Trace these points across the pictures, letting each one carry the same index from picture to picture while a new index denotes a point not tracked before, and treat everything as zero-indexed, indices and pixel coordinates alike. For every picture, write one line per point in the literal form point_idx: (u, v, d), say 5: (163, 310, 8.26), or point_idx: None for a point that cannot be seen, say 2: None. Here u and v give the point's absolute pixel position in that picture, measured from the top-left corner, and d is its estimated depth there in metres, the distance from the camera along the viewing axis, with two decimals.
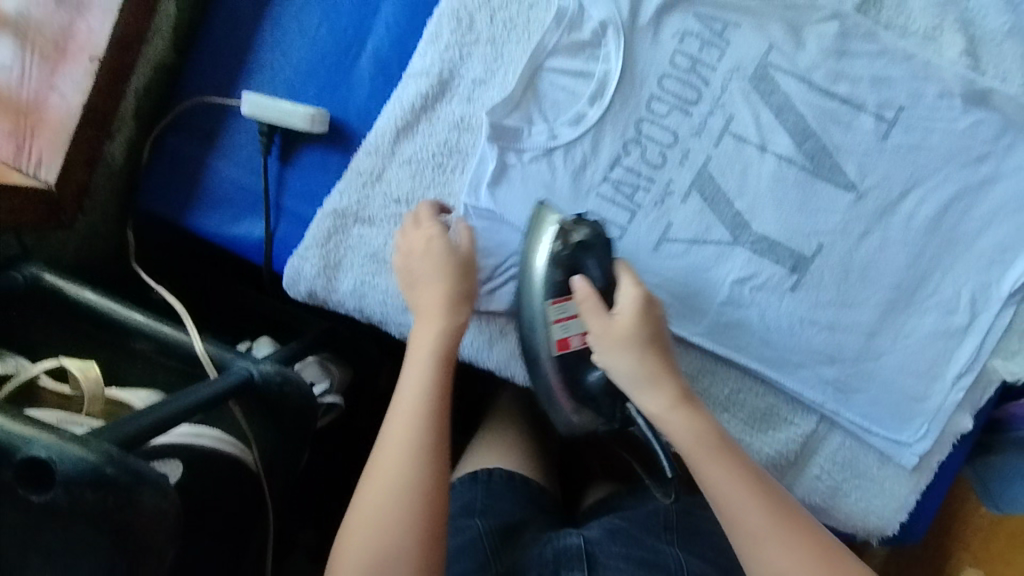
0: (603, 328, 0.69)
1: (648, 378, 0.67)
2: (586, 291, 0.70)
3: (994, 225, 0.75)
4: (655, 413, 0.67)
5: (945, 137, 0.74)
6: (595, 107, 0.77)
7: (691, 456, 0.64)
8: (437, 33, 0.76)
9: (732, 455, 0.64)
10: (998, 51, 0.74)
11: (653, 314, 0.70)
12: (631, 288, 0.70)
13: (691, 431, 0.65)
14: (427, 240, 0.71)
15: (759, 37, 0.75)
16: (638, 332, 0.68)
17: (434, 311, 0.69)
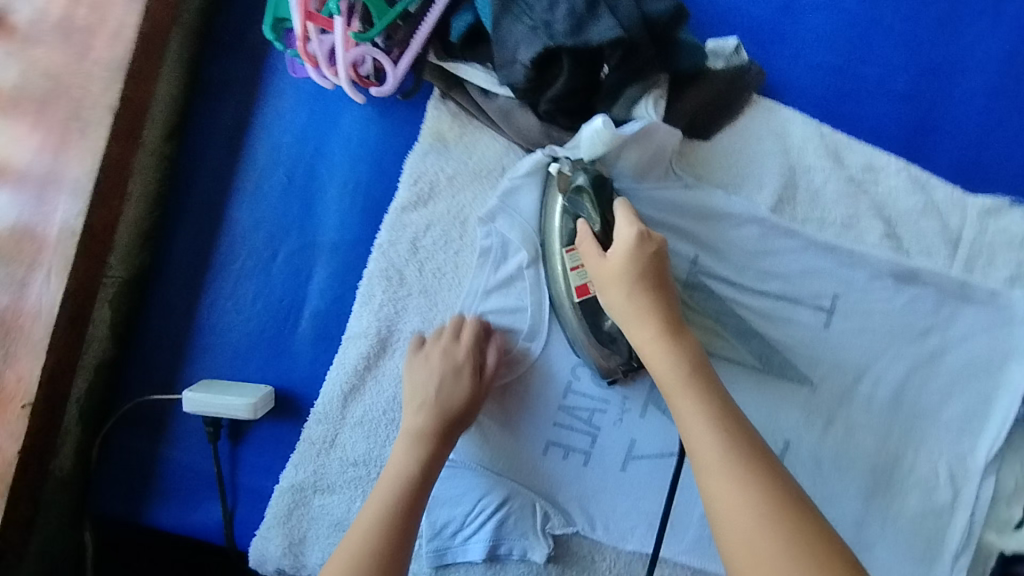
0: (600, 273, 0.68)
1: (637, 313, 0.65)
2: (584, 240, 0.69)
3: (954, 395, 0.75)
4: (640, 346, 0.65)
5: (885, 318, 0.75)
6: (536, 341, 0.76)
7: (653, 355, 0.64)
8: (370, 293, 0.77)
9: (711, 395, 0.61)
10: (917, 228, 0.75)
11: (648, 256, 0.66)
12: (627, 221, 0.68)
13: (672, 367, 0.63)
14: (453, 371, 0.71)
15: (685, 249, 0.76)
16: (623, 270, 0.66)
17: (432, 432, 0.70)
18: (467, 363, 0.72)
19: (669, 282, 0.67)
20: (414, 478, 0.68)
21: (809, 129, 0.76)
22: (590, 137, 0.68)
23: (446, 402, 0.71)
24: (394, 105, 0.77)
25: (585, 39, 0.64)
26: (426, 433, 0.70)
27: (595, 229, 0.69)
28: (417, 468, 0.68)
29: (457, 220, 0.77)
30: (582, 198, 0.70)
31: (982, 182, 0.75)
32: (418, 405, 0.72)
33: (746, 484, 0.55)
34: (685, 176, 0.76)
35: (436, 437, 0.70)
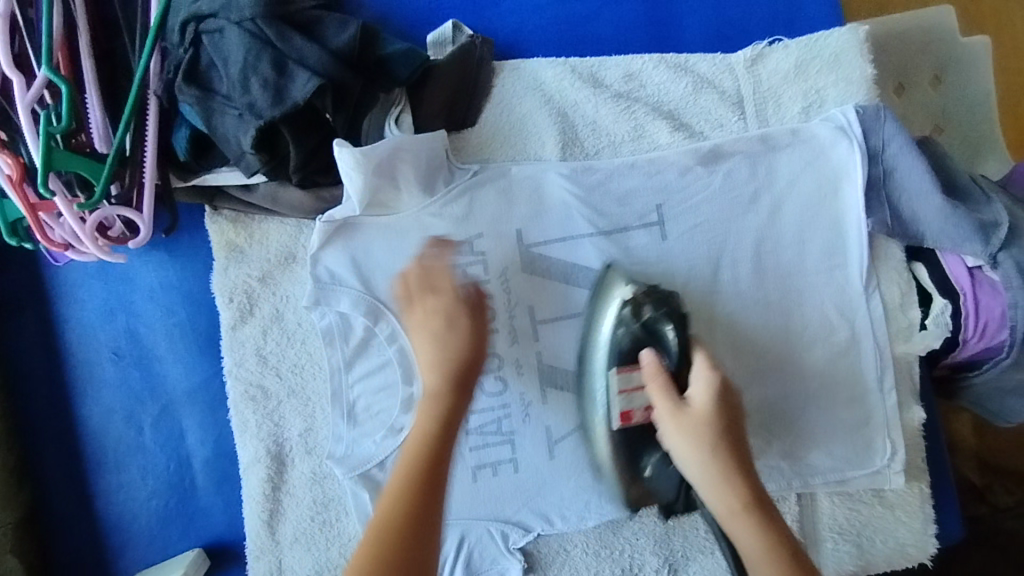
0: (678, 423, 0.61)
1: (719, 477, 0.58)
2: (652, 368, 0.65)
3: (809, 239, 0.74)
4: (699, 479, 0.59)
5: (712, 203, 0.75)
6: (415, 383, 0.76)
7: (729, 512, 0.57)
8: (243, 420, 0.76)
9: (776, 528, 0.56)
10: (699, 107, 0.75)
11: (728, 408, 0.62)
12: (706, 375, 0.62)
13: (757, 537, 0.56)
14: (445, 326, 0.63)
15: (505, 234, 0.75)
16: (706, 429, 0.60)
17: (443, 384, 0.61)
18: (463, 307, 0.64)
19: (745, 443, 0.61)
20: (438, 431, 0.58)
21: (558, 68, 0.75)
22: (347, 173, 0.67)
23: (452, 348, 0.62)
24: (175, 240, 0.76)
25: (289, 103, 0.63)
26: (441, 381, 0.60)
27: (667, 363, 0.65)
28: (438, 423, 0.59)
29: (288, 311, 0.76)
30: (666, 334, 0.67)
31: (739, 38, 0.75)
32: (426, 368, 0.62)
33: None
34: (472, 164, 0.75)
35: (450, 391, 0.60)
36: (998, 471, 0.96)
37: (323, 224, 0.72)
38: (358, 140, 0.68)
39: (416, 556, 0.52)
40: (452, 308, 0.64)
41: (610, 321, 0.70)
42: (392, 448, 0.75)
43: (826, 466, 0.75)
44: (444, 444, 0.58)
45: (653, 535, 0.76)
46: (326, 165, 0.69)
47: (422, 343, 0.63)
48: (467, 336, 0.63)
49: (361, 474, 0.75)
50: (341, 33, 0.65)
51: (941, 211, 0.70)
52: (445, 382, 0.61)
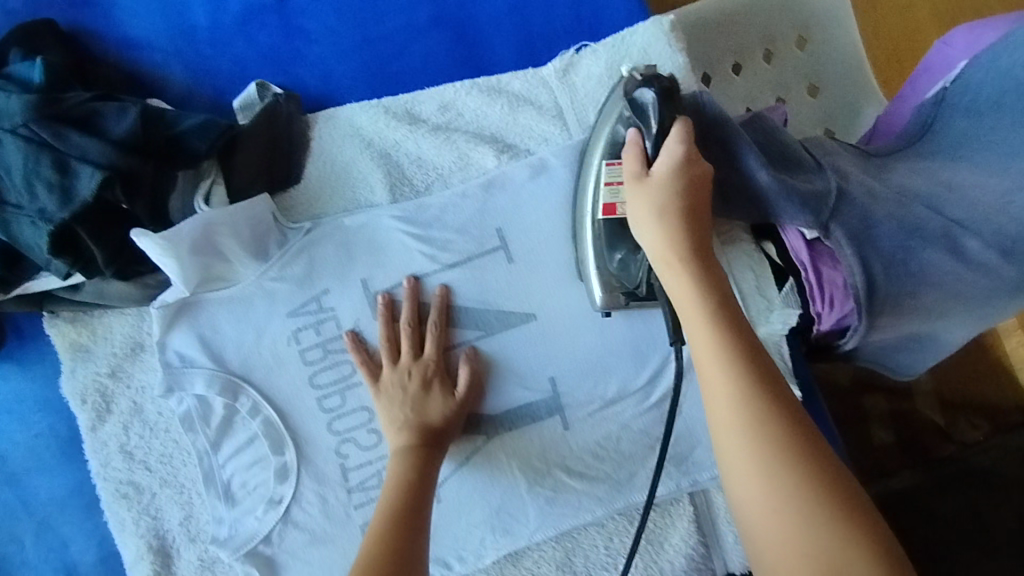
0: (637, 191, 0.61)
1: (667, 249, 0.59)
2: (630, 152, 0.62)
3: None
4: (643, 237, 0.60)
5: (551, 216, 0.73)
6: (287, 450, 0.74)
7: (675, 291, 0.57)
8: (119, 520, 0.74)
9: (722, 304, 0.55)
10: (520, 124, 0.74)
11: (692, 183, 0.60)
12: (673, 146, 0.60)
13: (693, 302, 0.56)
14: (424, 386, 0.70)
15: (349, 285, 0.74)
16: (662, 195, 0.59)
17: (418, 441, 0.68)
18: (431, 362, 0.71)
19: (702, 212, 0.61)
20: (418, 477, 0.65)
21: (371, 111, 0.74)
22: (159, 258, 0.65)
23: (423, 415, 0.69)
24: (23, 350, 0.75)
25: (76, 203, 0.61)
26: (413, 438, 0.68)
27: (647, 143, 0.62)
28: (416, 474, 0.65)
29: (145, 402, 0.74)
30: (645, 105, 0.63)
31: (547, 50, 0.75)
32: (395, 427, 0.69)
33: (754, 425, 0.48)
34: (304, 221, 0.74)
35: (421, 444, 0.67)
36: (961, 407, 1.06)
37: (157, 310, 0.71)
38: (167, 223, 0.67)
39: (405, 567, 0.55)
40: (410, 368, 0.71)
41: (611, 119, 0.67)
42: (274, 520, 0.74)
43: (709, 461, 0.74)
44: (423, 483, 0.64)
45: (554, 561, 0.75)
46: (141, 255, 0.68)
47: (390, 408, 0.70)
48: (440, 399, 0.70)
49: (248, 554, 0.74)
50: (119, 122, 0.64)
51: (770, 188, 0.68)
52: (421, 441, 0.68)
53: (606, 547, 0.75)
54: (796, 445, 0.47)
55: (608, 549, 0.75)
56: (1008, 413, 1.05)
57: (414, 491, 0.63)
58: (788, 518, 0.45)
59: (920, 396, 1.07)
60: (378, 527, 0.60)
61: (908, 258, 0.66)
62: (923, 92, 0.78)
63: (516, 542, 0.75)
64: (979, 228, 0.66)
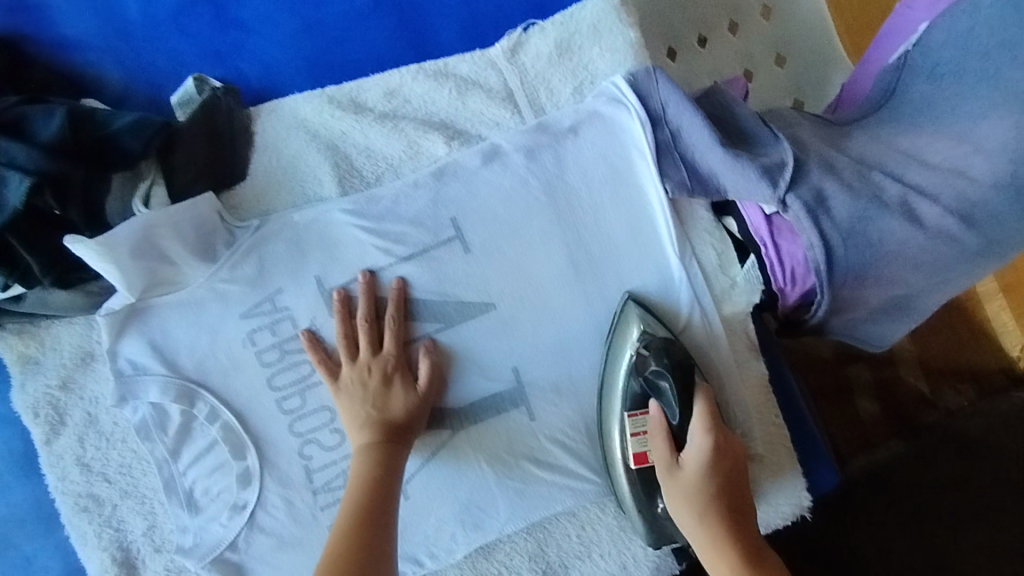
0: (671, 486, 0.63)
1: (697, 516, 0.60)
2: (655, 424, 0.65)
3: (610, 217, 0.71)
4: (706, 561, 0.59)
5: (506, 203, 0.71)
6: (248, 454, 0.73)
7: (706, 552, 0.59)
8: (81, 533, 0.73)
9: (767, 569, 0.57)
10: (470, 109, 0.72)
11: (725, 470, 0.62)
12: (702, 441, 0.63)
13: (730, 567, 0.57)
14: (384, 381, 0.69)
15: (303, 283, 0.72)
16: (694, 488, 0.61)
17: (381, 436, 0.67)
18: (391, 356, 0.69)
19: (743, 494, 0.62)
20: (382, 475, 0.65)
21: (315, 102, 0.72)
22: (98, 267, 0.64)
23: (385, 411, 0.68)
24: None
25: (4, 212, 0.59)
26: (377, 435, 0.67)
27: (673, 422, 0.66)
28: (382, 473, 0.65)
29: (100, 412, 0.72)
30: (665, 386, 0.67)
31: (494, 30, 0.73)
32: (357, 424, 0.68)
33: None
34: (251, 218, 0.72)
35: (385, 439, 0.67)
36: (944, 373, 1.03)
37: (103, 318, 0.69)
38: (104, 226, 0.66)
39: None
40: (371, 363, 0.69)
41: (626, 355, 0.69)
42: (239, 527, 0.72)
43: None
44: (388, 480, 0.65)
45: (526, 552, 0.74)
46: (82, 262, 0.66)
47: (351, 403, 0.68)
48: (403, 393, 0.69)
49: (215, 561, 0.72)
50: (48, 126, 0.62)
51: (727, 163, 0.67)
52: (383, 436, 0.67)
53: (578, 535, 0.74)
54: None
55: (580, 537, 0.74)
56: (992, 375, 1.02)
57: (379, 489, 0.64)
58: None
59: (903, 363, 1.03)
60: (341, 532, 0.60)
61: (868, 229, 0.65)
62: (887, 56, 0.74)
63: (487, 536, 0.73)
64: (939, 195, 0.64)
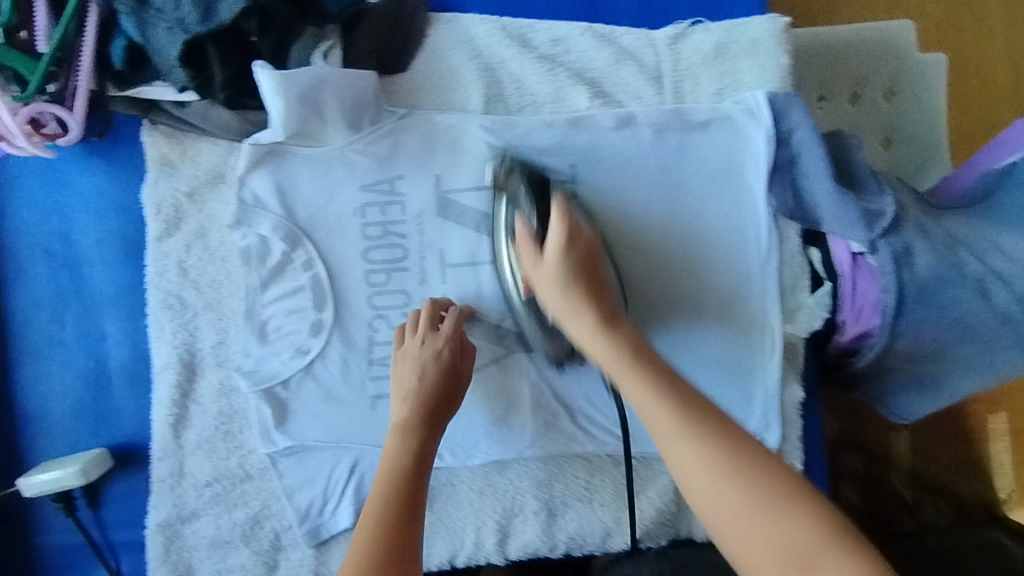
0: (535, 273, 0.65)
1: (572, 305, 0.62)
2: (521, 237, 0.67)
3: (709, 209, 0.77)
4: (585, 346, 0.61)
5: (623, 167, 0.78)
6: (325, 309, 0.80)
7: (624, 381, 0.56)
8: (159, 326, 0.80)
9: (628, 346, 0.58)
10: (620, 77, 0.78)
11: (577, 253, 0.64)
12: (556, 229, 0.64)
13: (614, 360, 0.58)
14: (434, 355, 0.70)
15: (424, 178, 0.79)
16: (553, 273, 0.63)
17: (418, 419, 0.66)
18: (447, 339, 0.71)
19: (603, 280, 0.64)
20: (412, 468, 0.62)
21: (489, 26, 0.78)
22: (270, 101, 0.72)
23: (429, 384, 0.69)
24: (111, 147, 0.80)
25: (217, 20, 0.67)
26: (413, 422, 0.66)
27: (534, 226, 0.68)
28: (412, 458, 0.63)
29: (211, 229, 0.80)
30: (519, 190, 0.71)
31: (663, 14, 0.78)
32: (403, 396, 0.68)
33: (716, 458, 0.49)
34: (398, 108, 0.79)
35: (420, 423, 0.66)
36: (932, 491, 1.02)
37: (249, 146, 0.76)
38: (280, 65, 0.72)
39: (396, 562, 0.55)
40: (431, 339, 0.72)
41: (502, 201, 0.74)
42: (296, 369, 0.80)
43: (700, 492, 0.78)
44: (419, 468, 0.63)
45: (536, 479, 0.79)
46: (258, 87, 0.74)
47: (403, 374, 0.70)
48: (450, 364, 0.70)
49: (265, 391, 0.79)
50: None
51: (833, 197, 0.72)
52: (421, 417, 0.67)
53: (586, 480, 0.79)
54: (750, 463, 0.49)
55: (587, 482, 0.79)
56: (974, 505, 1.02)
57: (409, 476, 0.61)
58: (751, 517, 0.47)
59: (893, 468, 1.04)
60: (369, 524, 0.58)
61: (939, 292, 0.70)
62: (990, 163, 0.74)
63: (506, 453, 0.79)
64: (1013, 282, 0.70)
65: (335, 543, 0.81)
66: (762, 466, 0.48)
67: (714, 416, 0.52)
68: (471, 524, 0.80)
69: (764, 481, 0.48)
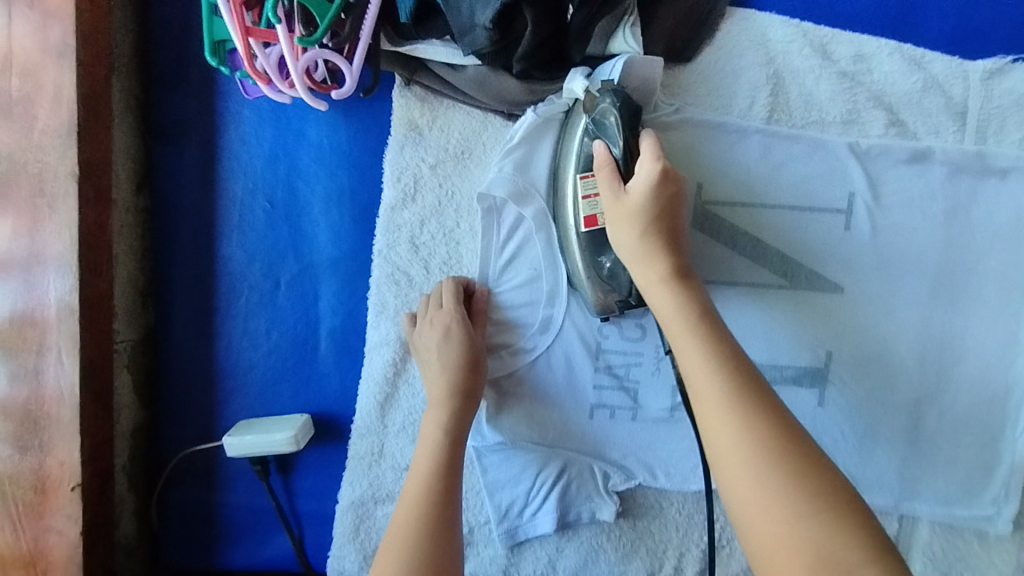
0: (613, 208, 0.63)
1: (642, 253, 0.60)
2: (600, 162, 0.64)
3: (991, 261, 0.72)
4: (633, 266, 0.61)
5: (905, 205, 0.72)
6: (556, 308, 0.74)
7: (658, 298, 0.59)
8: (383, 300, 0.75)
9: (721, 341, 0.55)
10: (920, 107, 0.72)
11: (667, 195, 0.62)
12: (649, 167, 0.62)
13: (677, 310, 0.57)
14: (443, 334, 0.70)
15: (687, 184, 0.73)
16: (638, 212, 0.61)
17: (448, 397, 0.69)
18: (452, 315, 0.71)
19: (681, 231, 0.62)
20: (446, 444, 0.67)
21: (790, 30, 0.72)
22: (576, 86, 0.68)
23: (447, 363, 0.69)
24: (357, 103, 0.75)
25: None
26: (447, 395, 0.68)
27: (614, 153, 0.64)
28: (445, 433, 0.67)
29: (450, 205, 0.75)
30: (607, 120, 0.64)
31: (979, 47, 0.71)
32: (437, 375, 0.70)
33: (754, 438, 0.48)
34: (675, 102, 0.73)
35: (452, 401, 0.68)
36: None
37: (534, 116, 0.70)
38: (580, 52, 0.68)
39: (439, 541, 0.60)
40: (445, 320, 0.70)
41: (583, 119, 0.68)
42: (518, 365, 0.75)
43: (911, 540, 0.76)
44: (456, 438, 0.67)
45: None
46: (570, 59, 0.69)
47: (426, 353, 0.71)
48: (461, 342, 0.70)
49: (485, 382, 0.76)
50: None
51: None
52: (455, 394, 0.69)
53: None
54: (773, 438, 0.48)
55: None
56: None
57: (445, 455, 0.66)
58: (746, 450, 0.48)
59: None
60: (410, 509, 0.62)
61: None
62: None
63: None
64: None
65: (530, 545, 0.78)
66: (807, 468, 0.47)
67: (766, 396, 0.51)
68: (675, 548, 0.76)
69: (785, 455, 0.48)
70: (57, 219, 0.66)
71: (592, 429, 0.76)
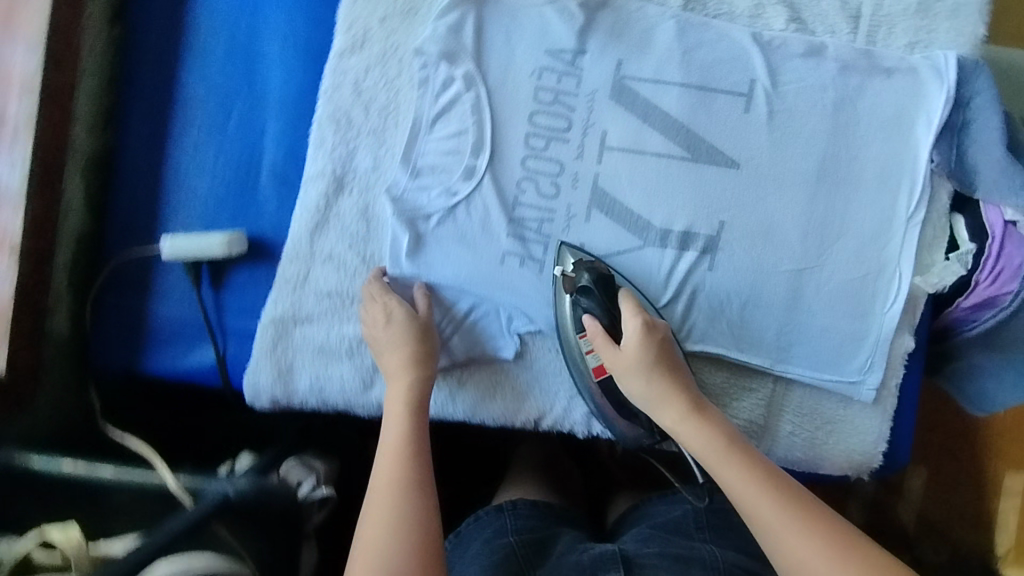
0: (614, 361, 0.75)
1: (660, 397, 0.72)
2: (594, 329, 0.76)
3: (871, 149, 0.80)
4: (648, 399, 0.73)
5: (800, 94, 0.80)
6: (480, 158, 0.81)
7: (690, 439, 0.71)
8: (322, 137, 0.82)
9: (751, 457, 0.68)
10: (818, 8, 0.83)
11: (656, 342, 0.74)
12: (632, 317, 0.74)
13: (704, 441, 0.70)
14: (385, 315, 0.77)
15: (607, 61, 0.81)
16: (643, 362, 0.73)
17: (404, 373, 0.76)
18: (383, 296, 0.78)
19: (680, 365, 0.74)
20: (411, 410, 0.74)
21: None
22: None
23: (397, 343, 0.76)
24: None
25: None
26: (403, 370, 0.76)
27: (603, 323, 0.76)
28: (409, 401, 0.74)
29: (394, 58, 0.83)
30: (588, 296, 0.77)
31: None
32: (385, 351, 0.77)
33: (798, 521, 0.63)
34: None
35: (407, 374, 0.75)
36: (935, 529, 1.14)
37: None
38: None
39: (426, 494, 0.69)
40: (390, 303, 0.78)
41: (566, 293, 0.79)
42: (440, 207, 0.81)
43: (785, 402, 0.83)
44: (421, 405, 0.75)
45: None
46: None
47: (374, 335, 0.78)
48: (403, 313, 0.77)
49: (407, 219, 0.81)
50: None
51: (998, 164, 0.76)
52: (408, 371, 0.76)
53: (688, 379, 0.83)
54: (812, 517, 0.64)
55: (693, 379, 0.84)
56: (971, 553, 1.12)
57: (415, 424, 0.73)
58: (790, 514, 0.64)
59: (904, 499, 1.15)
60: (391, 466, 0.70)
61: None
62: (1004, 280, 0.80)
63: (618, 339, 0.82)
64: None
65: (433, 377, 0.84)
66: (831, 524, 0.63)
67: (843, 527, 0.63)
68: (566, 391, 0.83)
69: (845, 544, 0.62)
70: (29, 12, 0.76)
71: (503, 279, 0.81)
